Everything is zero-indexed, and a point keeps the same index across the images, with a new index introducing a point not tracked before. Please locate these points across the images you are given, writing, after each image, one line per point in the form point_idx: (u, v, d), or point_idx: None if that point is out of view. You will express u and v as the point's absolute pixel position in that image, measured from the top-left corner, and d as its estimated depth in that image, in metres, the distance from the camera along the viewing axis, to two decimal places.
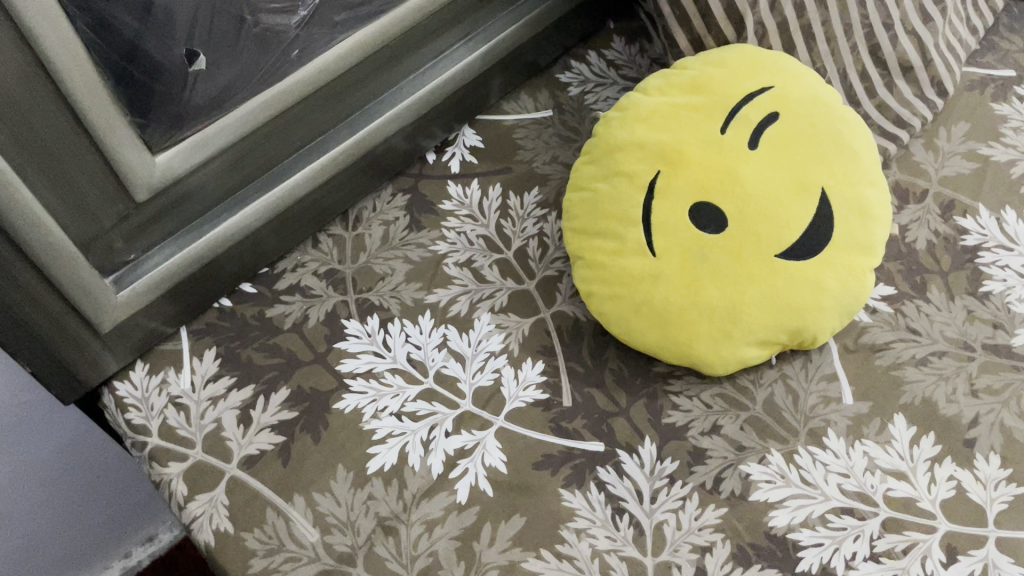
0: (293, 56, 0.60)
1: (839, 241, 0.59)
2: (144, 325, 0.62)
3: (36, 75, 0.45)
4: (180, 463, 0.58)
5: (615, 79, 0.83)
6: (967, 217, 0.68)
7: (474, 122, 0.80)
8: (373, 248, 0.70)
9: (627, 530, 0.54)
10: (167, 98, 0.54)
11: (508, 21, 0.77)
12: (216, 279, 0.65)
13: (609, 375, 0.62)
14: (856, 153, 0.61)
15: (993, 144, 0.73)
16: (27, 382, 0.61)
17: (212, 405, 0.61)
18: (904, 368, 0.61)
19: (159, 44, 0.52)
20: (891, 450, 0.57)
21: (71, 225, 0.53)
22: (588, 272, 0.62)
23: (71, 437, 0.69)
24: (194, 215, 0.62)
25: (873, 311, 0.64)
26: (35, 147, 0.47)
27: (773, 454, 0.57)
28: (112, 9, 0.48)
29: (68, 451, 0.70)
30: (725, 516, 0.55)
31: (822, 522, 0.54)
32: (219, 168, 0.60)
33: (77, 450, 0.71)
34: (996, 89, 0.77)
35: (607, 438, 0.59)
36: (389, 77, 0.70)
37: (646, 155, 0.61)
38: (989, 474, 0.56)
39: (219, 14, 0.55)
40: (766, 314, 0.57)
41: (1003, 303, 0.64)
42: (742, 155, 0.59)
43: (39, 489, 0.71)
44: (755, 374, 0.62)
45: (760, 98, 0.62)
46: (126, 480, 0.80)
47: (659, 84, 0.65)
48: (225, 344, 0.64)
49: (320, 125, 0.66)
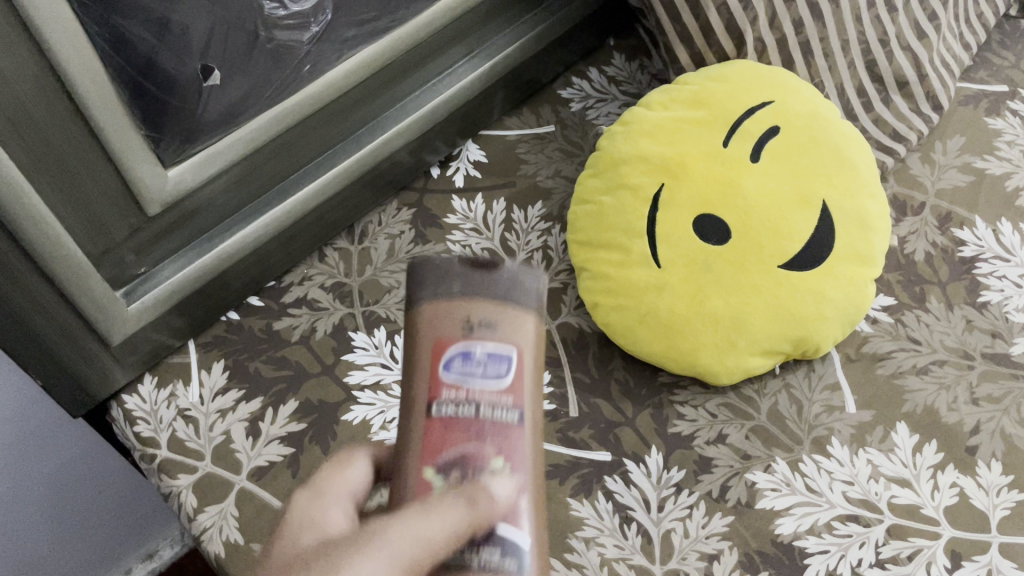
0: (304, 72, 0.61)
1: (841, 252, 0.60)
2: (154, 339, 0.62)
3: (54, 89, 0.45)
4: (189, 476, 0.58)
5: (617, 94, 0.84)
6: (964, 229, 0.70)
7: (478, 137, 0.81)
8: (379, 262, 0.71)
9: (635, 538, 0.55)
10: (182, 113, 0.55)
11: (511, 38, 0.78)
12: (225, 292, 0.66)
13: (614, 386, 0.63)
14: (856, 165, 0.62)
15: (988, 157, 0.74)
16: (26, 402, 0.57)
17: (220, 417, 0.61)
18: (906, 378, 0.62)
19: (175, 59, 0.53)
20: (894, 458, 0.58)
21: (83, 237, 0.53)
22: (593, 283, 0.63)
23: (68, 460, 0.66)
24: (204, 229, 0.63)
25: (873, 321, 0.65)
26: (51, 161, 0.48)
27: (778, 462, 0.58)
28: (129, 26, 0.48)
29: (60, 476, 0.66)
30: (731, 524, 0.55)
31: (828, 529, 0.55)
32: (227, 183, 0.61)
33: (69, 474, 0.67)
34: (990, 104, 0.78)
35: (614, 448, 0.59)
36: (395, 92, 0.71)
37: (650, 168, 0.62)
38: (991, 481, 0.57)
39: (234, 31, 0.56)
40: (769, 323, 0.58)
41: (1001, 312, 0.65)
42: (745, 167, 0.60)
43: (33, 516, 0.67)
44: (759, 384, 0.62)
45: (762, 112, 0.63)
46: (131, 498, 0.77)
47: (662, 99, 0.67)
48: (233, 357, 0.65)
49: (327, 140, 0.67)
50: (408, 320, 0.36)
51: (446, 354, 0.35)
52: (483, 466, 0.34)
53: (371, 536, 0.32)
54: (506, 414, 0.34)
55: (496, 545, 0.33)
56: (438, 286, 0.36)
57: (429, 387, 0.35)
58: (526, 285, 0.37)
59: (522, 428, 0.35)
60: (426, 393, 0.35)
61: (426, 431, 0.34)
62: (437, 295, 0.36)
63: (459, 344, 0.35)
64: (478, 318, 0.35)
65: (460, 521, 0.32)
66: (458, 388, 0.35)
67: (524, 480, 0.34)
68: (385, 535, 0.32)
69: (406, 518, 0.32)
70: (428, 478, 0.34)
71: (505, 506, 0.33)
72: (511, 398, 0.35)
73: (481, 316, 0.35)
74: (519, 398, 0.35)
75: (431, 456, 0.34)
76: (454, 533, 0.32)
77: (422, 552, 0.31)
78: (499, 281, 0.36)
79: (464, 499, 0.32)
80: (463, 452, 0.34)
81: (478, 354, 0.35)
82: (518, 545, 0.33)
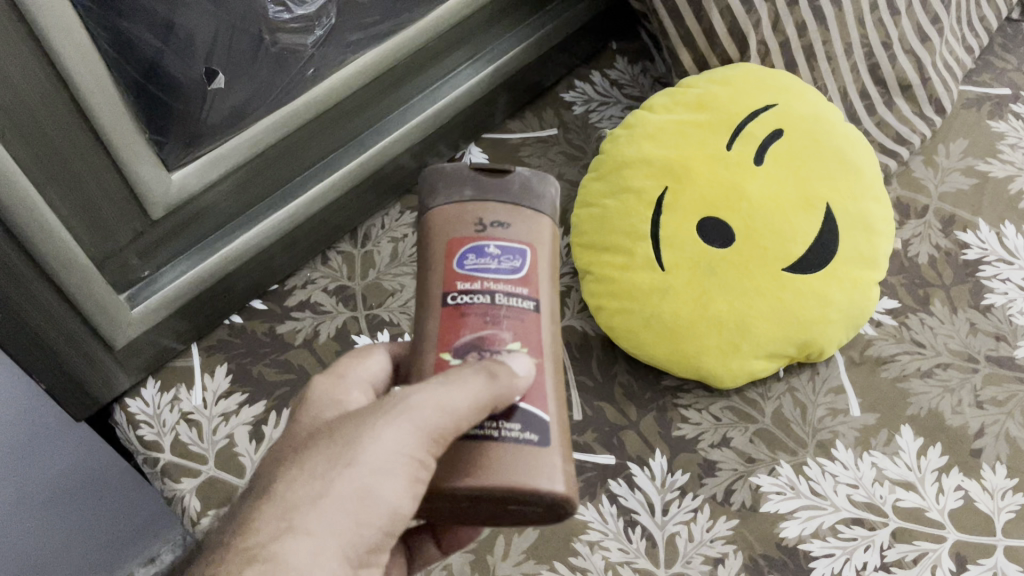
0: (309, 75, 0.61)
1: (845, 255, 0.60)
2: (157, 342, 0.62)
3: (58, 92, 0.45)
4: (193, 479, 0.58)
5: (619, 98, 0.84)
6: (967, 232, 0.69)
7: (480, 140, 0.80)
8: (383, 265, 0.71)
9: (639, 542, 0.55)
10: (186, 117, 0.55)
11: (515, 41, 0.78)
12: (228, 295, 0.66)
13: (618, 389, 0.63)
14: (860, 168, 0.62)
15: (991, 160, 0.74)
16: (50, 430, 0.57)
17: (224, 421, 0.61)
18: (910, 381, 0.62)
19: (180, 63, 0.53)
20: (899, 461, 0.58)
21: (87, 240, 0.53)
22: (597, 286, 0.63)
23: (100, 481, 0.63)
24: (208, 232, 0.62)
25: (877, 324, 0.65)
26: (56, 165, 0.48)
27: (782, 466, 0.58)
28: (134, 29, 0.49)
29: (62, 500, 0.61)
30: (736, 527, 0.55)
31: (833, 532, 0.55)
32: (231, 187, 0.61)
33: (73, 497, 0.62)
34: (993, 107, 0.78)
35: (618, 451, 0.59)
36: (399, 95, 0.70)
37: (653, 171, 0.62)
38: (996, 484, 0.57)
39: (238, 33, 0.56)
40: (773, 326, 0.58)
41: (1005, 315, 0.65)
42: (748, 170, 0.60)
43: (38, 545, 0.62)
44: (763, 387, 0.62)
45: (765, 116, 0.63)
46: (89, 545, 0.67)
47: (665, 102, 0.67)
48: (237, 360, 0.65)
49: (330, 143, 0.67)
50: (426, 221, 0.42)
51: (463, 249, 0.41)
52: (500, 344, 0.39)
53: (392, 402, 0.35)
54: (519, 301, 0.40)
55: (516, 420, 0.38)
56: (453, 190, 0.42)
57: (444, 281, 0.41)
58: (534, 190, 0.43)
59: (536, 316, 0.41)
60: (443, 285, 0.41)
61: (446, 315, 0.40)
62: (450, 198, 0.42)
63: (474, 240, 0.41)
64: (491, 218, 0.42)
65: (484, 389, 0.36)
66: (473, 279, 0.40)
67: (536, 358, 0.40)
68: (407, 402, 0.35)
69: (431, 389, 0.35)
70: (448, 358, 0.39)
71: (522, 379, 0.38)
72: (524, 288, 0.41)
73: (494, 217, 0.42)
74: (531, 288, 0.41)
75: (451, 338, 0.40)
76: (478, 400, 0.36)
77: (446, 416, 0.35)
78: (510, 184, 0.43)
79: (487, 371, 0.37)
80: (480, 336, 0.39)
81: (491, 249, 0.41)
82: (537, 419, 0.38)
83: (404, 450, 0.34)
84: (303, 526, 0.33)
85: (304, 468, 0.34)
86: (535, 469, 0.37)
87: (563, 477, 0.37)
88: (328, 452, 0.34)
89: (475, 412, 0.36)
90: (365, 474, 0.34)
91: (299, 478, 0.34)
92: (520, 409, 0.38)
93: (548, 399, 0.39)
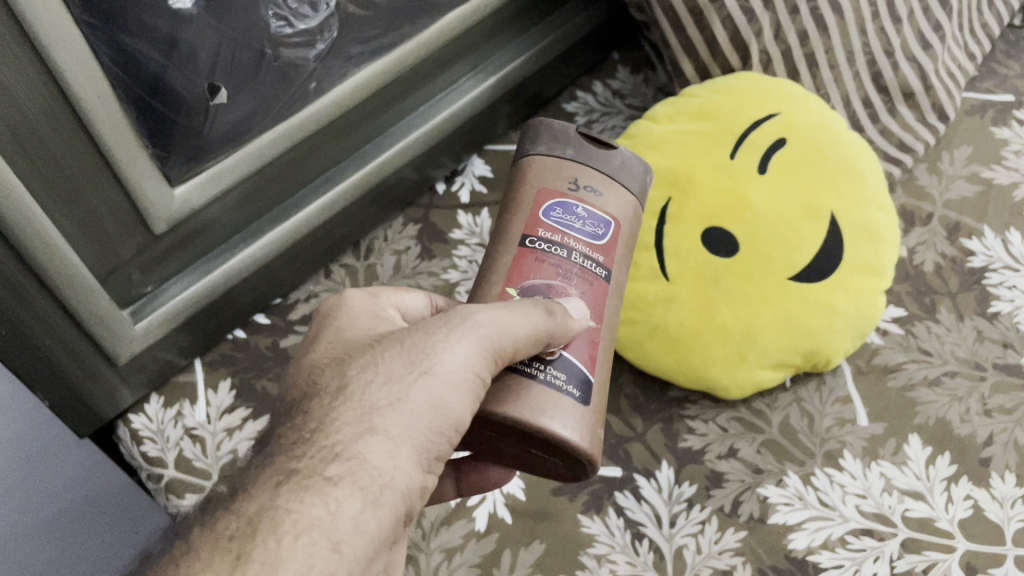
0: (310, 88, 0.61)
1: (850, 264, 0.60)
2: (159, 357, 0.62)
3: (61, 109, 0.45)
4: (197, 495, 0.59)
5: (621, 108, 0.84)
6: (973, 239, 0.69)
7: (482, 151, 0.81)
8: (386, 278, 0.71)
9: (647, 555, 0.55)
10: (189, 132, 0.55)
11: (518, 51, 0.77)
12: (230, 310, 0.66)
13: (624, 401, 0.62)
14: (865, 177, 0.62)
15: (995, 167, 0.74)
16: (55, 452, 0.54)
17: (227, 436, 0.62)
18: (917, 390, 0.61)
19: (182, 78, 0.52)
20: (907, 471, 0.57)
21: (93, 256, 0.53)
22: None
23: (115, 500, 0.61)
24: (210, 247, 0.62)
25: (884, 332, 0.64)
26: (59, 181, 0.48)
27: (790, 476, 0.57)
28: (137, 46, 0.48)
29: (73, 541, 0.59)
30: (744, 539, 0.55)
31: (841, 544, 0.54)
32: (232, 202, 0.61)
33: (87, 533, 0.60)
34: (996, 113, 0.78)
35: (624, 463, 0.59)
36: (400, 108, 0.70)
37: (656, 181, 0.62)
38: (1006, 493, 0.57)
39: (241, 48, 0.55)
40: (779, 335, 0.58)
41: (1011, 323, 0.65)
42: (753, 180, 0.60)
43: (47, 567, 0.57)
44: (770, 397, 0.62)
45: (768, 124, 0.63)
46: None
47: (667, 112, 0.66)
48: (239, 376, 0.65)
49: (333, 157, 0.67)
50: (523, 164, 0.47)
51: (552, 201, 0.45)
52: (563, 296, 0.43)
53: (449, 319, 0.38)
54: (590, 263, 0.45)
55: (560, 371, 0.41)
56: (554, 147, 0.47)
57: (529, 226, 0.45)
58: (630, 169, 0.48)
59: (606, 283, 0.45)
60: (526, 228, 0.45)
61: (519, 254, 0.44)
62: (551, 154, 0.47)
63: (564, 197, 0.46)
64: (585, 182, 0.46)
65: (543, 322, 0.39)
66: (556, 232, 0.45)
67: (593, 319, 0.44)
68: (474, 318, 0.37)
69: (490, 309, 0.38)
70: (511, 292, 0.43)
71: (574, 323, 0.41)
72: (598, 254, 0.45)
73: (588, 182, 0.46)
74: (604, 257, 0.45)
75: (520, 278, 0.43)
76: (534, 329, 0.39)
77: (508, 338, 0.38)
78: (609, 160, 0.47)
79: (544, 308, 0.40)
80: (547, 283, 0.43)
81: (578, 209, 0.45)
82: (573, 367, 0.42)
83: (466, 367, 0.36)
84: (383, 428, 0.34)
85: (381, 371, 0.36)
86: (552, 412, 0.40)
87: (589, 438, 0.41)
88: (404, 357, 0.36)
89: (534, 340, 0.39)
90: (440, 386, 0.35)
91: (377, 382, 0.35)
92: (561, 356, 0.42)
93: (596, 359, 0.43)
